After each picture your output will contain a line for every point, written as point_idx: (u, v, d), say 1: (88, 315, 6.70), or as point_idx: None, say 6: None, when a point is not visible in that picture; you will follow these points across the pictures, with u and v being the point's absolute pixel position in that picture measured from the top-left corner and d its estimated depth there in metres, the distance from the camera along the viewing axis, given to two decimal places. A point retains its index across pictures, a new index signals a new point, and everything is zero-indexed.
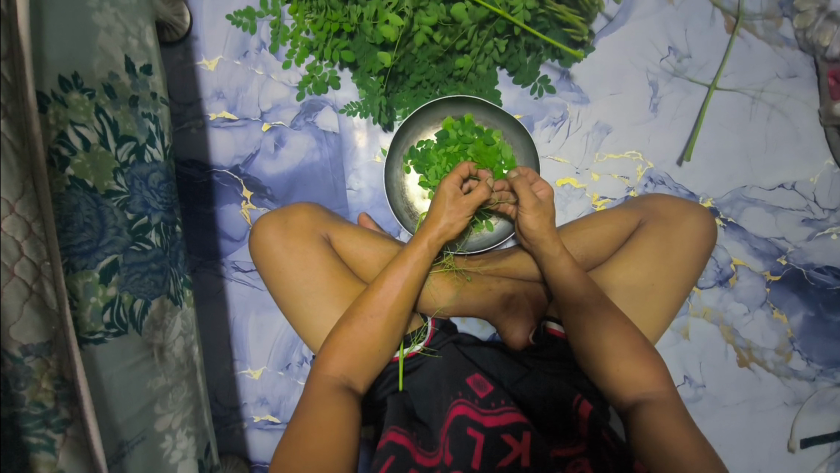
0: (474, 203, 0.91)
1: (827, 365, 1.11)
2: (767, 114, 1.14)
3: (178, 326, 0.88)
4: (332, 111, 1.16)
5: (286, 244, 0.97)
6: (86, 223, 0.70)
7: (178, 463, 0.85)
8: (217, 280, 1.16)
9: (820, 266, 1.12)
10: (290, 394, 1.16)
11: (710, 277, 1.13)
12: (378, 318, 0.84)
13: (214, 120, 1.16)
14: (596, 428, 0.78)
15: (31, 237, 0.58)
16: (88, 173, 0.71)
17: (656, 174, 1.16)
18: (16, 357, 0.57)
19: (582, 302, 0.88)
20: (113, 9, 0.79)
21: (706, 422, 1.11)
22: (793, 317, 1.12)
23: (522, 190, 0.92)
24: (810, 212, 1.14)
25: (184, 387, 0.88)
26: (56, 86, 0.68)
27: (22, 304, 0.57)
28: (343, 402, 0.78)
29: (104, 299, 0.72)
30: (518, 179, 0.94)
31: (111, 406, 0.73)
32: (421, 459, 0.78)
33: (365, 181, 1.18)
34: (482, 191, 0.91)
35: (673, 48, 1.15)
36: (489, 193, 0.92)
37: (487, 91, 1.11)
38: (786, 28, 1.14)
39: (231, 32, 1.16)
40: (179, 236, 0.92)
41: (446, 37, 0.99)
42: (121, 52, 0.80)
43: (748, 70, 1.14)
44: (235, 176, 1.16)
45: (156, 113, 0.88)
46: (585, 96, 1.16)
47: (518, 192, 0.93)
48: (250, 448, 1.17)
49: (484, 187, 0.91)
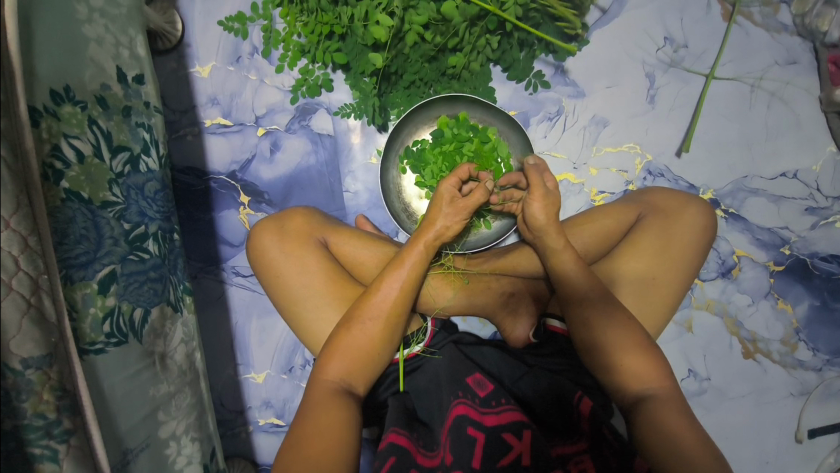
0: (471, 205, 0.90)
1: (834, 355, 1.10)
2: (767, 102, 1.12)
3: (179, 333, 0.89)
4: (326, 113, 1.16)
5: (283, 249, 0.97)
6: (82, 235, 0.70)
7: (184, 468, 0.86)
8: (217, 286, 1.16)
9: (825, 255, 1.11)
10: (294, 397, 1.16)
11: (712, 269, 1.12)
12: (376, 320, 0.84)
13: (209, 126, 1.16)
14: (596, 423, 0.77)
15: (27, 251, 0.58)
16: (83, 185, 0.71)
17: (655, 167, 1.14)
18: (16, 370, 0.57)
19: (586, 296, 0.87)
20: (102, 20, 0.80)
21: (711, 415, 1.10)
22: (798, 307, 1.10)
23: (533, 178, 0.92)
24: (814, 201, 1.12)
25: (187, 393, 0.88)
26: (48, 100, 0.68)
27: (21, 318, 0.57)
28: (344, 406, 0.79)
29: (103, 309, 0.73)
30: (531, 166, 0.94)
31: (113, 414, 0.73)
32: (423, 460, 0.78)
33: (361, 182, 1.17)
34: (481, 194, 0.90)
35: (670, 38, 1.13)
36: (487, 196, 0.91)
37: (481, 89, 1.09)
38: (784, 14, 1.12)
39: (222, 37, 1.16)
40: (177, 244, 0.93)
41: (437, 36, 0.99)
42: (113, 63, 0.81)
43: (746, 59, 1.13)
44: (232, 181, 1.16)
45: (150, 122, 0.88)
46: (581, 90, 1.15)
47: (529, 179, 0.93)
48: (256, 451, 1.18)
49: (482, 190, 0.90)
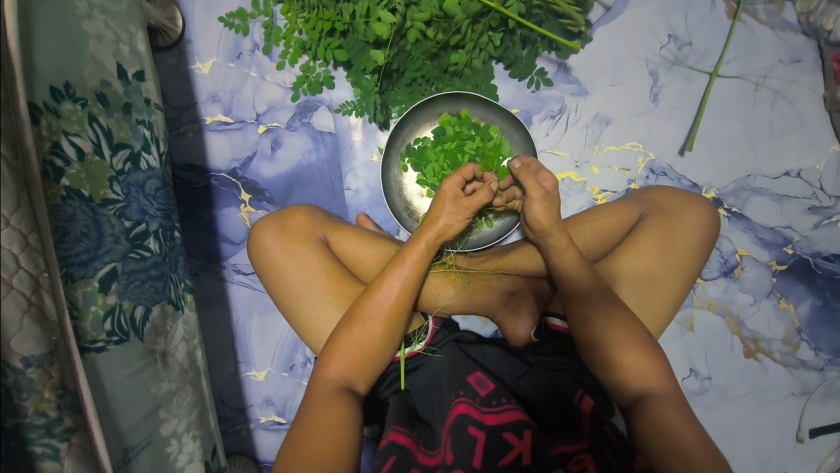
0: (475, 205, 0.90)
1: (835, 355, 1.09)
2: (771, 101, 1.12)
3: (180, 331, 0.89)
4: (327, 111, 1.16)
5: (284, 246, 0.97)
6: (82, 233, 0.70)
7: (185, 466, 0.86)
8: (218, 284, 1.16)
9: (827, 255, 1.10)
10: (295, 394, 1.16)
11: (715, 268, 1.12)
12: (378, 319, 0.84)
13: (210, 124, 1.16)
14: (597, 423, 0.78)
15: (28, 249, 0.58)
16: (84, 183, 0.71)
17: (657, 166, 1.14)
18: (17, 368, 0.57)
19: (589, 294, 0.87)
20: (102, 16, 0.79)
21: (712, 414, 1.10)
22: (800, 307, 1.10)
23: (528, 182, 0.89)
24: (817, 200, 1.11)
25: (188, 391, 0.88)
26: (48, 97, 0.68)
27: (22, 316, 0.57)
28: (344, 404, 0.78)
29: (104, 307, 0.72)
30: (522, 169, 0.91)
31: (114, 412, 0.73)
32: (424, 458, 0.78)
33: (362, 181, 1.17)
34: (485, 194, 0.90)
35: (673, 36, 1.13)
36: (491, 196, 0.91)
37: (484, 86, 1.09)
38: (788, 12, 1.11)
39: (223, 33, 1.15)
40: (178, 242, 0.93)
41: (439, 33, 0.98)
42: (113, 60, 0.80)
43: (750, 57, 1.12)
44: (233, 179, 1.16)
45: (151, 120, 0.88)
46: (583, 88, 1.14)
47: (525, 184, 0.90)
48: (257, 448, 1.18)
49: (486, 191, 0.90)
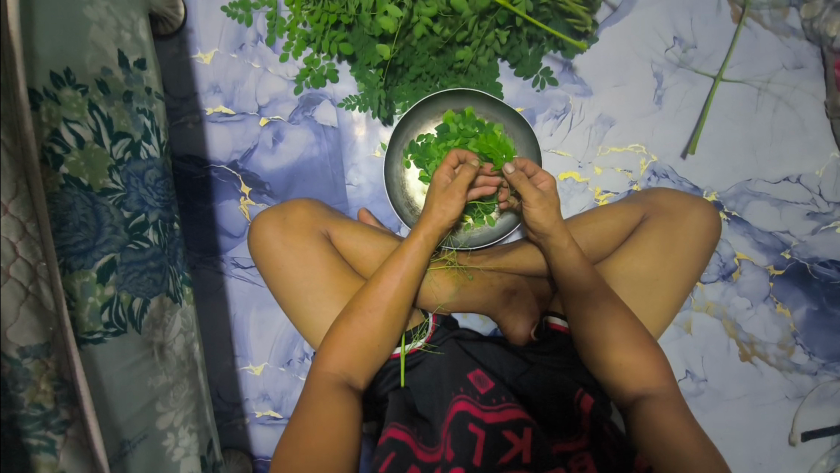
0: (464, 186, 0.87)
1: (829, 359, 1.10)
2: (773, 106, 1.12)
3: (178, 324, 0.88)
4: (331, 105, 1.15)
5: (285, 240, 0.96)
6: (82, 222, 0.69)
7: (181, 461, 0.85)
8: (216, 277, 1.15)
9: (824, 260, 1.12)
10: (292, 389, 1.15)
11: (713, 271, 1.12)
12: (377, 312, 0.83)
13: (210, 114, 1.15)
14: (597, 421, 0.77)
15: (25, 238, 0.57)
16: (83, 171, 0.70)
17: (660, 168, 1.14)
18: (14, 359, 0.56)
19: (589, 293, 0.87)
20: (104, 2, 0.78)
21: (707, 415, 1.11)
22: (796, 311, 1.11)
23: (523, 188, 0.87)
24: (816, 206, 1.12)
25: (185, 384, 0.87)
26: (48, 83, 0.66)
27: (19, 306, 0.56)
28: (345, 400, 0.78)
29: (102, 299, 0.71)
30: (517, 176, 0.87)
31: (111, 405, 0.72)
32: (423, 455, 0.77)
33: (364, 176, 1.16)
34: (467, 173, 0.87)
35: (679, 38, 1.13)
36: (476, 172, 0.88)
37: (488, 84, 1.09)
38: (793, 18, 1.12)
39: (226, 23, 1.14)
40: (177, 233, 0.91)
41: (446, 29, 0.98)
42: (114, 47, 0.79)
43: (753, 61, 1.13)
44: (233, 171, 1.15)
45: (152, 109, 0.86)
46: (588, 88, 1.14)
47: (521, 190, 0.87)
48: (253, 443, 1.17)
49: (469, 168, 0.88)
